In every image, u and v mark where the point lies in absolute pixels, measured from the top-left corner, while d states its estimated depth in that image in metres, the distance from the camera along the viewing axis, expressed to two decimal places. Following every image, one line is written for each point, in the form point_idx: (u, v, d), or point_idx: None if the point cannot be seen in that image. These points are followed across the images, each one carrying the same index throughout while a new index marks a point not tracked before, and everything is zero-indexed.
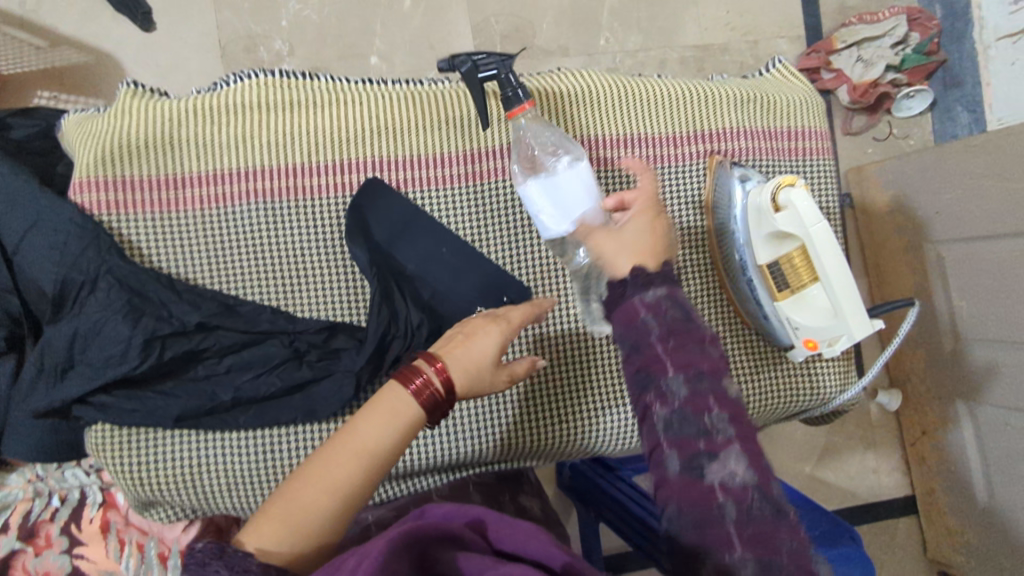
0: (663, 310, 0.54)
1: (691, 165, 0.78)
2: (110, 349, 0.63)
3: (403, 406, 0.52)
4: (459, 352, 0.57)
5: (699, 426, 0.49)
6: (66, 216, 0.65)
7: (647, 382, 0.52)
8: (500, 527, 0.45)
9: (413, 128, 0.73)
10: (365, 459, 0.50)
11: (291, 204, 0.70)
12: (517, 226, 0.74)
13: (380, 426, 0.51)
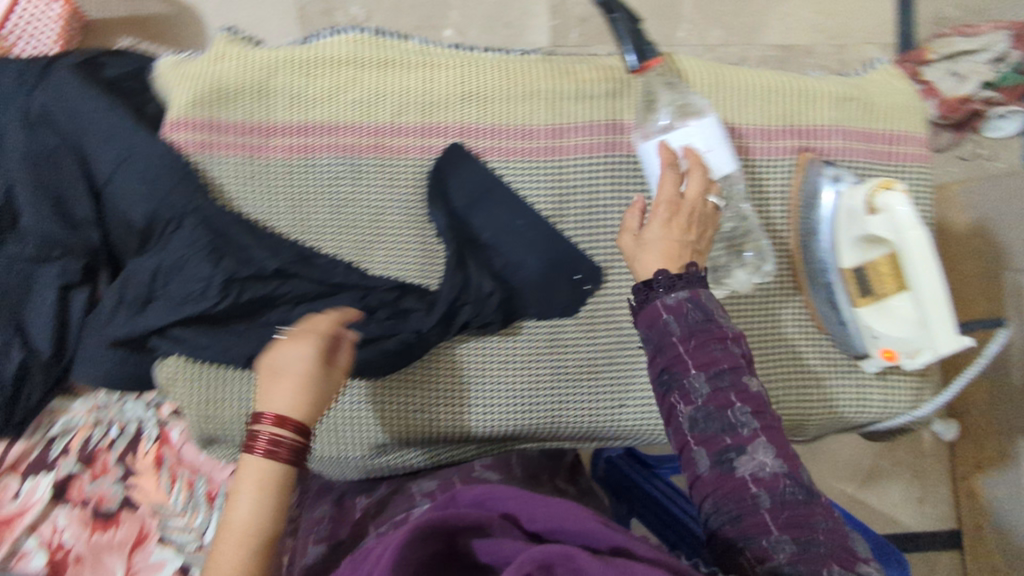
0: (684, 311, 0.55)
1: (781, 159, 0.75)
2: (189, 287, 0.65)
3: (259, 470, 0.50)
4: (277, 396, 0.53)
5: (722, 421, 0.51)
6: (158, 152, 0.66)
7: (671, 381, 0.54)
8: (536, 512, 0.50)
9: (501, 97, 0.72)
10: (248, 540, 0.48)
11: (374, 162, 0.70)
12: (597, 206, 0.73)
13: (253, 501, 0.49)
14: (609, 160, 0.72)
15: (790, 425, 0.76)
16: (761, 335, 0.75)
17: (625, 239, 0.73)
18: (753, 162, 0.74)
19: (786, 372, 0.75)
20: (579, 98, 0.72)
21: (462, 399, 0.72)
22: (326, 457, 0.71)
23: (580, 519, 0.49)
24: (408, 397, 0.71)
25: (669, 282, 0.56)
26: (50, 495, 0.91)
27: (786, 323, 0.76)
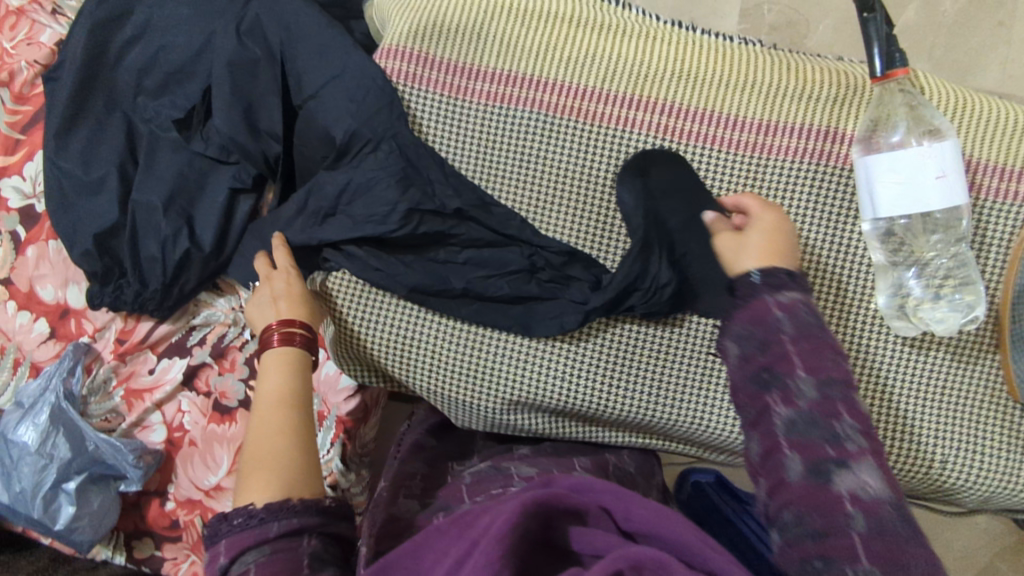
0: (797, 311, 0.54)
1: (1014, 205, 0.66)
2: (374, 208, 0.68)
3: (283, 359, 0.63)
4: (273, 313, 0.65)
5: (826, 431, 0.49)
6: (370, 74, 0.69)
7: (771, 380, 0.52)
8: (637, 515, 0.45)
9: (714, 82, 0.69)
10: (275, 411, 0.59)
11: (570, 124, 0.69)
12: (787, 211, 0.68)
13: (279, 376, 0.62)
14: (815, 168, 0.68)
15: (946, 489, 0.70)
16: (938, 386, 0.68)
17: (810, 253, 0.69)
18: (981, 201, 0.66)
19: (957, 432, 0.68)
20: (798, 98, 0.68)
21: (600, 378, 0.70)
22: (460, 401, 0.72)
23: (679, 529, 0.44)
24: (551, 359, 0.70)
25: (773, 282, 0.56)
26: (182, 378, 0.98)
27: (971, 381, 0.68)
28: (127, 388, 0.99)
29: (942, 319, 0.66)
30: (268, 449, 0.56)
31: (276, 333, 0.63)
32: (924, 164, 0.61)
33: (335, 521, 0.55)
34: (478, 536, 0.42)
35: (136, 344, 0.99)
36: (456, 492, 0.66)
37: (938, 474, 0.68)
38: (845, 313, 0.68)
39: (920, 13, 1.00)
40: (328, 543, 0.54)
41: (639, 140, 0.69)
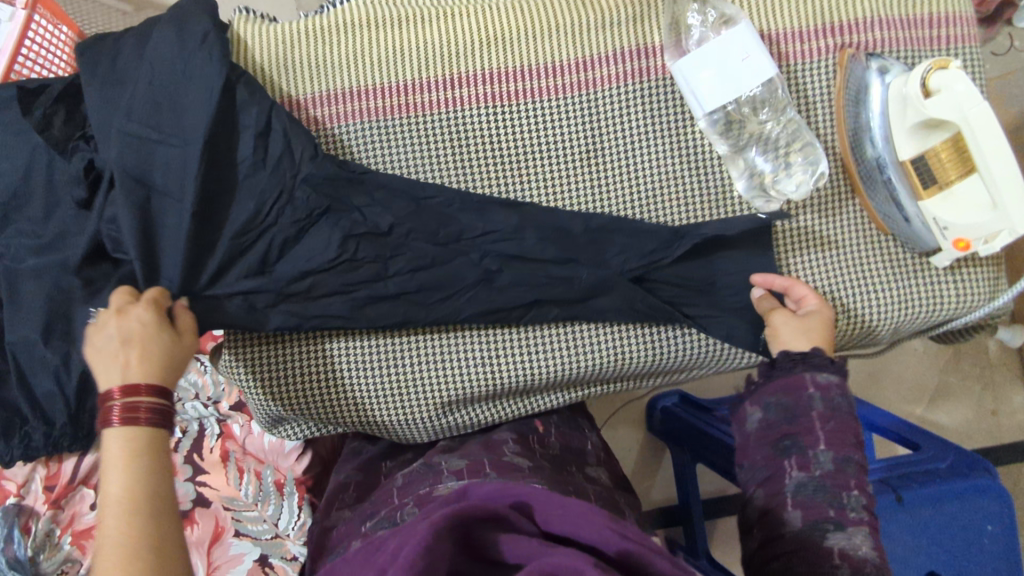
0: (831, 394, 0.63)
1: (821, 60, 0.72)
2: (309, 251, 0.67)
3: (120, 440, 0.53)
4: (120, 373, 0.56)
5: (832, 495, 0.58)
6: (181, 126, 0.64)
7: (793, 447, 0.61)
8: (550, 511, 0.48)
9: (524, 39, 0.71)
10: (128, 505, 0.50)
11: (405, 120, 0.70)
12: (628, 137, 0.72)
13: (124, 473, 0.52)
14: (639, 87, 0.71)
15: (857, 334, 0.74)
16: (829, 240, 0.73)
17: (664, 168, 0.71)
18: (791, 67, 0.72)
19: (851, 279, 0.73)
20: (600, 27, 0.71)
21: (527, 351, 0.71)
22: (395, 423, 0.73)
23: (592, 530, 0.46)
24: (462, 352, 0.71)
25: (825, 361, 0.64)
26: None
27: (842, 226, 0.73)
28: (73, 533, 0.93)
29: (795, 185, 0.70)
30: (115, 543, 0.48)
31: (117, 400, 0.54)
32: (731, 46, 0.66)
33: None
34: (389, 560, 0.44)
35: (67, 485, 0.95)
36: (391, 490, 0.69)
37: (846, 323, 0.73)
38: (713, 207, 0.72)
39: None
40: None
41: (476, 114, 0.71)
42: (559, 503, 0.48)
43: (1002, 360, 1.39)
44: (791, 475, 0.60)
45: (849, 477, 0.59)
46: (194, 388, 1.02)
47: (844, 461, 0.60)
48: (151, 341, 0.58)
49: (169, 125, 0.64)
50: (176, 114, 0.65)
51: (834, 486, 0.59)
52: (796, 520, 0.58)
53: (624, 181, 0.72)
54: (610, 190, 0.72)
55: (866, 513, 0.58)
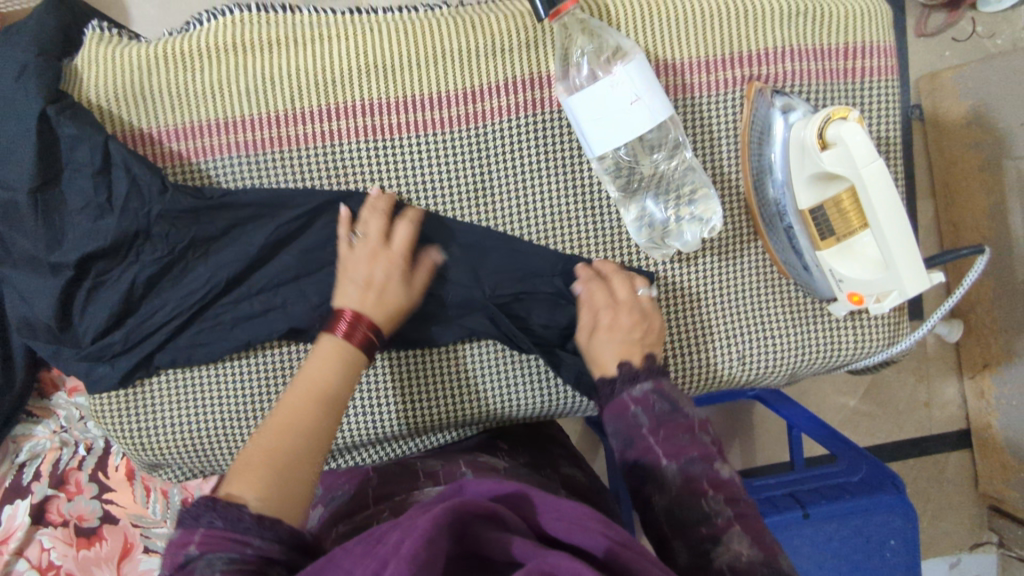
0: (650, 402, 0.59)
1: (727, 93, 0.67)
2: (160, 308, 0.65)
3: (335, 344, 0.59)
4: (357, 297, 0.61)
5: (697, 511, 0.53)
6: (25, 172, 0.61)
7: (644, 473, 0.57)
8: (547, 516, 0.45)
9: (408, 66, 0.66)
10: (322, 400, 0.56)
11: (280, 155, 0.66)
12: (519, 176, 0.68)
13: (328, 371, 0.58)
14: (532, 121, 0.66)
15: (751, 379, 0.73)
16: (725, 289, 0.70)
17: (558, 208, 0.68)
18: (694, 100, 0.67)
19: (747, 322, 0.70)
20: (490, 54, 0.66)
21: (406, 399, 0.69)
22: None
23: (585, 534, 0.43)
24: None
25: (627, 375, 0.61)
26: (30, 519, 0.94)
27: (742, 270, 0.70)
28: None
29: (687, 234, 0.67)
30: (272, 434, 0.54)
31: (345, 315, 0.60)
32: (618, 90, 0.60)
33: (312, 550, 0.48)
34: (391, 552, 0.39)
35: None
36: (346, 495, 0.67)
37: (741, 367, 0.71)
38: (607, 249, 0.69)
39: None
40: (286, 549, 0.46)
41: (355, 148, 0.66)
42: (555, 508, 0.45)
43: (939, 353, 1.30)
44: (654, 502, 0.56)
45: (700, 481, 0.55)
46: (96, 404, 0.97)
47: (688, 464, 0.56)
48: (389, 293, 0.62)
49: (0, 171, 0.61)
50: (12, 154, 0.61)
51: (692, 496, 0.54)
52: (681, 553, 0.53)
53: (516, 223, 0.68)
54: (500, 230, 0.68)
55: (732, 507, 0.54)
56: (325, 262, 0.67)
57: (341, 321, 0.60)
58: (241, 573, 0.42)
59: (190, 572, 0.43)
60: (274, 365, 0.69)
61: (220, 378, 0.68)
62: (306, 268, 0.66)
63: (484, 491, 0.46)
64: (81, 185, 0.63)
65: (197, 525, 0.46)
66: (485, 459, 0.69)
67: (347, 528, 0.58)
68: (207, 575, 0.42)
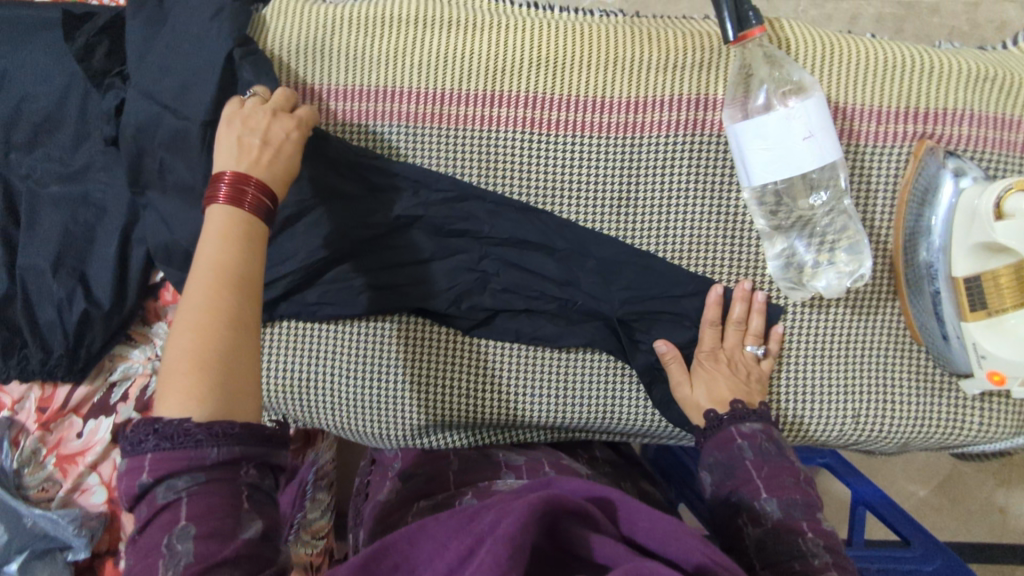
0: (757, 439, 0.59)
1: (894, 147, 0.65)
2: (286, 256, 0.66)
3: (226, 215, 0.50)
4: (234, 161, 0.53)
5: (790, 547, 0.51)
6: (198, 105, 0.64)
7: (739, 504, 0.56)
8: (637, 525, 0.44)
9: (577, 66, 0.66)
10: (222, 273, 0.47)
11: (435, 132, 0.67)
12: (665, 192, 0.67)
13: (221, 244, 0.49)
14: (690, 140, 0.66)
15: (859, 442, 0.70)
16: (851, 345, 0.68)
17: (699, 232, 0.67)
18: (859, 147, 0.65)
19: (869, 384, 0.68)
20: (661, 68, 0.66)
21: (509, 388, 0.69)
22: (366, 434, 0.71)
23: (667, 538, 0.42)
24: (448, 375, 0.69)
25: (739, 412, 0.60)
26: (110, 437, 0.98)
27: (875, 329, 0.68)
28: (58, 455, 0.98)
29: (825, 278, 0.65)
30: (193, 329, 0.45)
31: (224, 182, 0.51)
32: (791, 122, 0.58)
33: (278, 450, 0.47)
34: (487, 531, 0.39)
35: (59, 411, 0.98)
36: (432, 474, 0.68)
37: (854, 428, 0.68)
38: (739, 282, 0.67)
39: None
40: (263, 474, 0.46)
41: (510, 137, 0.67)
42: (646, 517, 0.44)
43: None
44: (746, 533, 0.54)
45: (798, 519, 0.53)
46: None
47: (788, 505, 0.54)
48: (284, 155, 0.56)
49: (176, 100, 0.65)
50: (190, 88, 0.64)
51: (788, 532, 0.52)
52: None
53: (653, 237, 0.68)
54: (635, 243, 0.68)
55: (832, 555, 0.51)
56: (453, 242, 0.67)
57: (222, 186, 0.51)
58: (215, 500, 0.43)
59: (151, 499, 0.43)
60: (390, 333, 0.69)
61: (336, 333, 0.69)
62: (439, 246, 0.67)
63: (576, 491, 0.46)
64: None
65: (145, 450, 0.44)
66: (570, 463, 0.68)
67: (427, 506, 0.62)
68: (173, 498, 0.42)
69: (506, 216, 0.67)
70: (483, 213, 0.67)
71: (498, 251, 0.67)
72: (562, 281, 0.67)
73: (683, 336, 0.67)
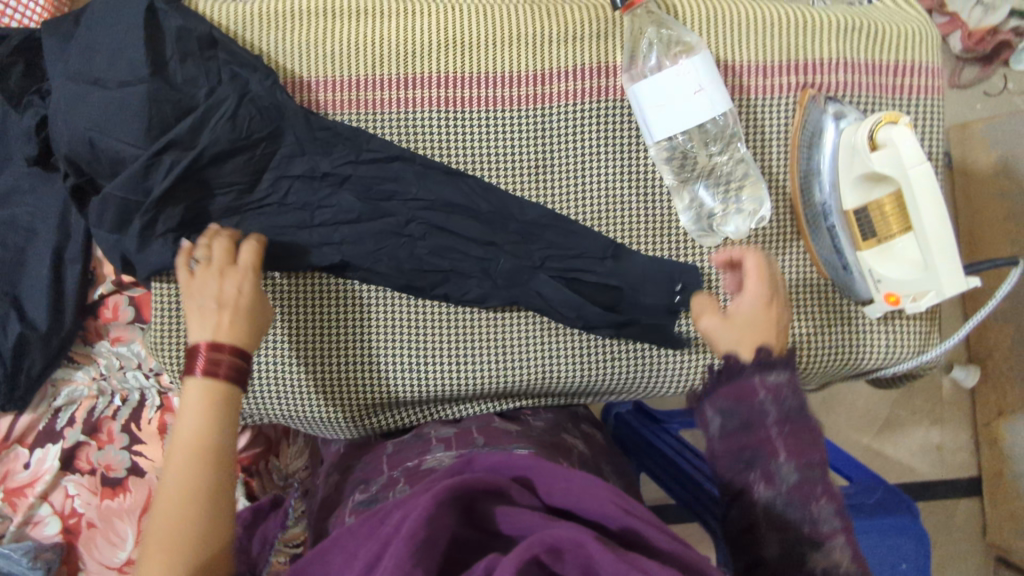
0: (779, 393, 0.54)
1: (781, 97, 0.72)
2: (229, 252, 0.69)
3: (202, 390, 0.56)
4: (213, 329, 0.59)
5: (805, 513, 0.50)
6: (108, 112, 0.65)
7: (753, 458, 0.52)
8: (554, 487, 0.47)
9: (483, 45, 0.70)
10: (202, 450, 0.54)
11: (355, 117, 0.71)
12: (578, 157, 0.71)
13: (199, 418, 0.55)
14: (594, 106, 0.71)
15: None
16: None
17: (613, 193, 0.72)
18: (750, 100, 0.71)
19: None
20: (562, 41, 0.70)
21: (451, 360, 0.72)
22: (319, 418, 0.73)
23: (585, 495, 0.46)
24: (389, 353, 0.72)
25: (763, 358, 0.55)
26: (59, 464, 0.96)
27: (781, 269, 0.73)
28: (5, 490, 0.96)
29: (733, 224, 0.72)
30: (175, 507, 0.51)
31: (201, 355, 0.57)
32: (682, 78, 0.63)
33: None
34: (392, 534, 0.42)
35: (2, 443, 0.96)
36: (380, 462, 0.69)
37: None
38: (654, 236, 0.72)
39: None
40: None
41: (427, 117, 0.71)
42: (564, 478, 0.47)
43: (953, 398, 1.27)
44: (756, 493, 0.52)
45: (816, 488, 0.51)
46: (135, 357, 0.99)
47: (805, 469, 0.52)
48: (244, 312, 0.61)
49: (84, 109, 0.66)
50: (98, 96, 0.66)
51: (801, 500, 0.51)
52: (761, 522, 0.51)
53: (571, 199, 0.72)
54: (555, 206, 0.72)
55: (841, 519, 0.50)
56: (372, 222, 0.70)
57: (199, 358, 0.57)
58: None
59: None
60: (330, 315, 0.72)
61: (278, 325, 0.71)
62: (358, 235, 0.70)
63: (493, 464, 0.49)
64: (152, 125, 0.66)
65: None
66: (500, 423, 0.72)
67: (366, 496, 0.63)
68: None
69: (414, 206, 0.70)
70: (395, 203, 0.70)
71: (416, 227, 0.70)
72: (481, 246, 0.71)
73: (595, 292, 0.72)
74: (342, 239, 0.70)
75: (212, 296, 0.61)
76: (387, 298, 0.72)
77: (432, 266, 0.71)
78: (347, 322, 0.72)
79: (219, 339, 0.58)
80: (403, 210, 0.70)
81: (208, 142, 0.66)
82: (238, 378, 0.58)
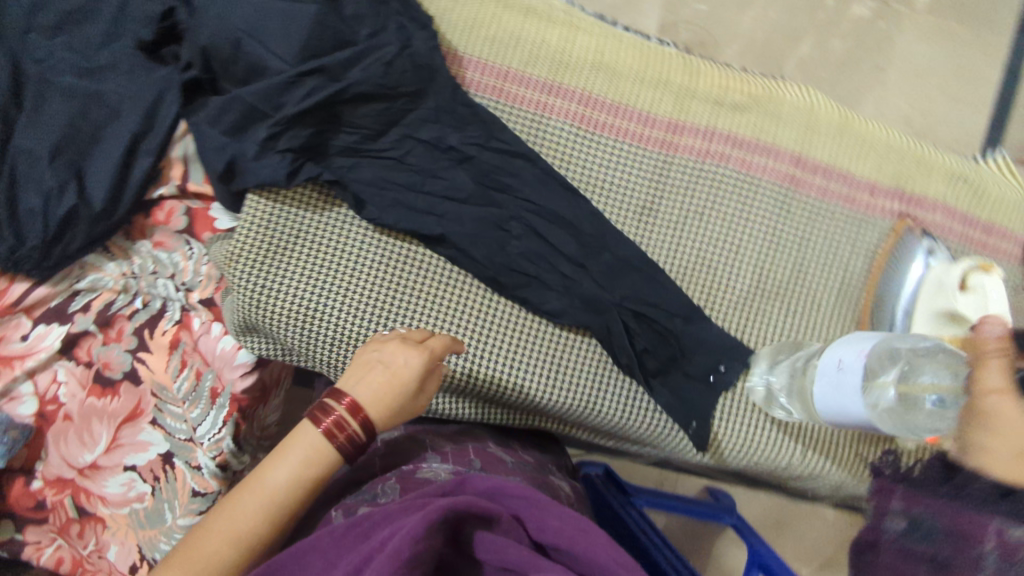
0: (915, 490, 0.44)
1: (879, 220, 0.77)
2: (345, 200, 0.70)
3: (321, 437, 0.58)
4: (364, 389, 0.61)
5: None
6: (269, 21, 0.66)
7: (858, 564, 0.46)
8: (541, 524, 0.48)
9: (632, 79, 0.77)
10: (267, 496, 0.56)
11: (495, 103, 0.74)
12: (687, 208, 0.75)
13: (291, 465, 0.57)
14: (715, 167, 0.75)
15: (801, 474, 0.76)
16: None
17: (706, 251, 0.75)
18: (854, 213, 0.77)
19: (823, 421, 0.75)
20: (706, 102, 0.77)
21: (510, 365, 0.72)
22: None
23: (592, 547, 0.46)
24: (451, 336, 0.71)
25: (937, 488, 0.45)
26: (58, 347, 0.85)
27: None
28: None
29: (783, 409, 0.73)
30: (223, 526, 0.54)
31: (333, 412, 0.59)
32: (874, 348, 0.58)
33: None
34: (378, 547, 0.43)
35: (7, 307, 0.85)
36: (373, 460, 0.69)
37: (801, 460, 0.75)
38: (733, 305, 0.75)
39: (814, 49, 1.13)
40: None
41: (558, 125, 0.74)
42: (555, 517, 0.48)
43: None
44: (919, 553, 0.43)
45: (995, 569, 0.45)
46: (172, 267, 0.90)
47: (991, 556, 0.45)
48: (403, 391, 0.62)
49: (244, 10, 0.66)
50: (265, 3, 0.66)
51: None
52: None
53: (670, 244, 0.74)
54: (650, 245, 0.74)
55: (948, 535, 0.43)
56: (476, 206, 0.71)
57: (333, 414, 0.59)
58: None
59: None
60: (411, 285, 0.71)
61: (358, 279, 0.71)
62: (460, 215, 0.71)
63: (487, 488, 0.51)
64: (308, 47, 0.67)
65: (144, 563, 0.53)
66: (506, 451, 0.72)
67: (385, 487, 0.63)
68: None
69: (521, 204, 0.72)
70: (505, 196, 0.72)
71: (515, 223, 0.72)
72: (570, 261, 0.72)
73: (658, 338, 0.73)
74: (444, 213, 0.71)
75: (383, 359, 0.62)
76: (467, 284, 0.72)
77: (519, 266, 0.72)
78: (421, 295, 0.71)
79: (359, 401, 0.60)
80: (509, 204, 0.72)
81: (357, 80, 0.67)
82: (356, 446, 0.59)
